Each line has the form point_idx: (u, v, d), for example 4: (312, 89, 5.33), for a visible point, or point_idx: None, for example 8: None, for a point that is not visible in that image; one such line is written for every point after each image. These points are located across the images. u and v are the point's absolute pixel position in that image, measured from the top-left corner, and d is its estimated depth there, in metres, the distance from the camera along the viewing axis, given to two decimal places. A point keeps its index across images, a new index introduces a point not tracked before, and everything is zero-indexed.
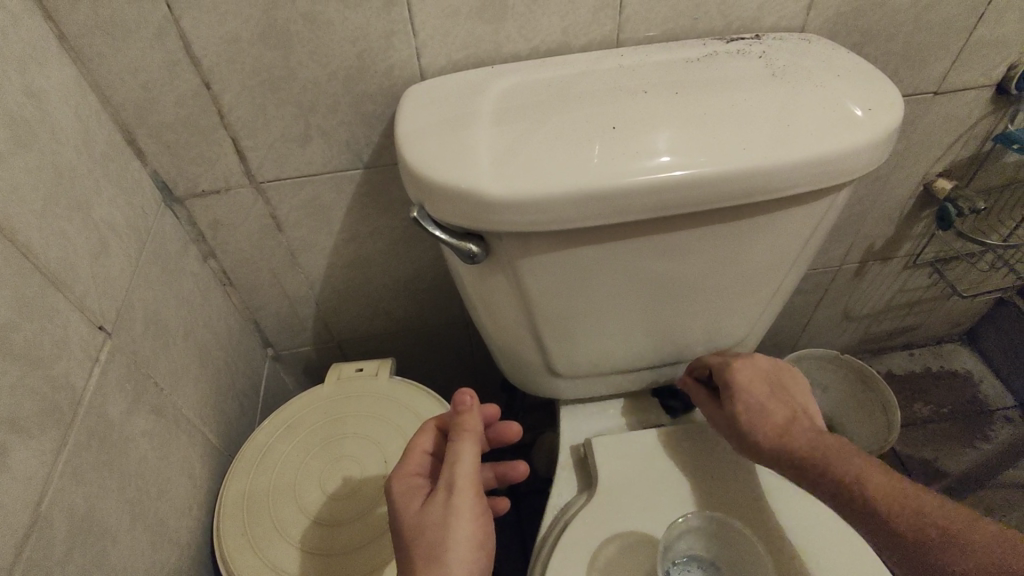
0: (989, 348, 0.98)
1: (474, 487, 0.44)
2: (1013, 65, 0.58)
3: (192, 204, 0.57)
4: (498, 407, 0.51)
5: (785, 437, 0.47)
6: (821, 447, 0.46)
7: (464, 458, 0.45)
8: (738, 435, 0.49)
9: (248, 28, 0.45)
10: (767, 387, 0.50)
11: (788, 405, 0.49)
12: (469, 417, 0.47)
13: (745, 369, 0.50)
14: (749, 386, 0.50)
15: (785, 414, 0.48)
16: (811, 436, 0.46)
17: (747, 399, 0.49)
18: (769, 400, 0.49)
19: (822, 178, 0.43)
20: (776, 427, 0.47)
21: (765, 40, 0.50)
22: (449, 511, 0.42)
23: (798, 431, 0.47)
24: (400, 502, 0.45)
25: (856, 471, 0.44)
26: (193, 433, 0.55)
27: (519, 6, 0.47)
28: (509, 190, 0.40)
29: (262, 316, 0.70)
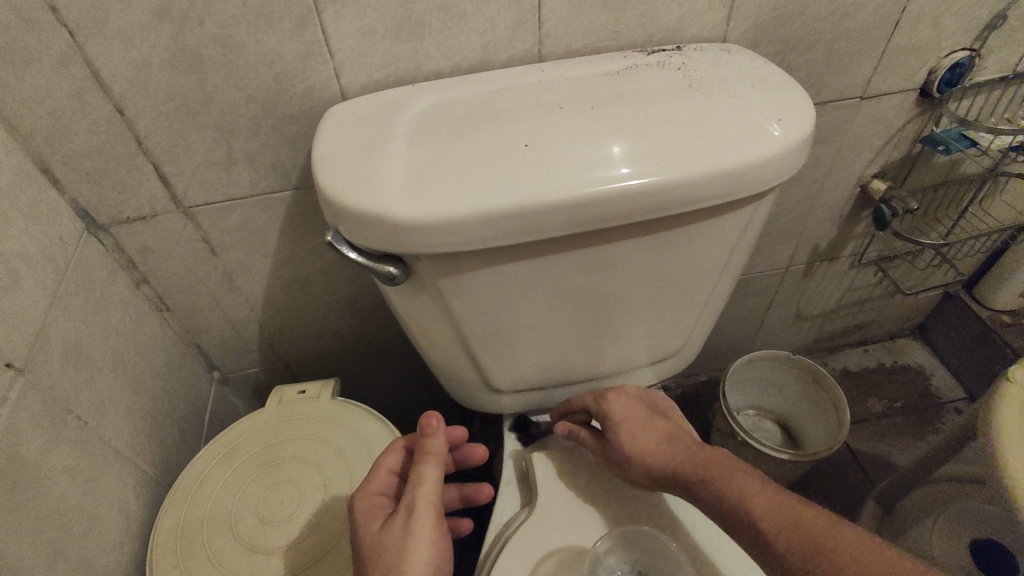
0: (939, 341, 1.00)
1: (435, 510, 0.44)
2: (933, 69, 0.59)
3: (118, 230, 0.56)
4: (464, 429, 0.53)
5: (667, 457, 0.48)
6: (704, 462, 0.47)
7: (426, 482, 0.45)
8: (626, 468, 0.49)
9: (157, 54, 0.44)
10: (641, 417, 0.50)
11: (662, 425, 0.50)
12: (434, 441, 0.47)
13: (616, 399, 0.51)
14: (625, 414, 0.50)
15: (659, 437, 0.49)
16: (691, 453, 0.47)
17: (623, 427, 0.49)
18: (646, 427, 0.49)
19: (737, 188, 0.43)
20: (656, 449, 0.48)
21: (685, 51, 0.51)
22: (408, 533, 0.42)
23: (679, 449, 0.48)
24: (361, 521, 0.45)
25: (755, 501, 0.44)
26: (124, 465, 0.54)
27: (436, 24, 0.47)
28: (419, 213, 0.39)
29: (203, 341, 0.69)
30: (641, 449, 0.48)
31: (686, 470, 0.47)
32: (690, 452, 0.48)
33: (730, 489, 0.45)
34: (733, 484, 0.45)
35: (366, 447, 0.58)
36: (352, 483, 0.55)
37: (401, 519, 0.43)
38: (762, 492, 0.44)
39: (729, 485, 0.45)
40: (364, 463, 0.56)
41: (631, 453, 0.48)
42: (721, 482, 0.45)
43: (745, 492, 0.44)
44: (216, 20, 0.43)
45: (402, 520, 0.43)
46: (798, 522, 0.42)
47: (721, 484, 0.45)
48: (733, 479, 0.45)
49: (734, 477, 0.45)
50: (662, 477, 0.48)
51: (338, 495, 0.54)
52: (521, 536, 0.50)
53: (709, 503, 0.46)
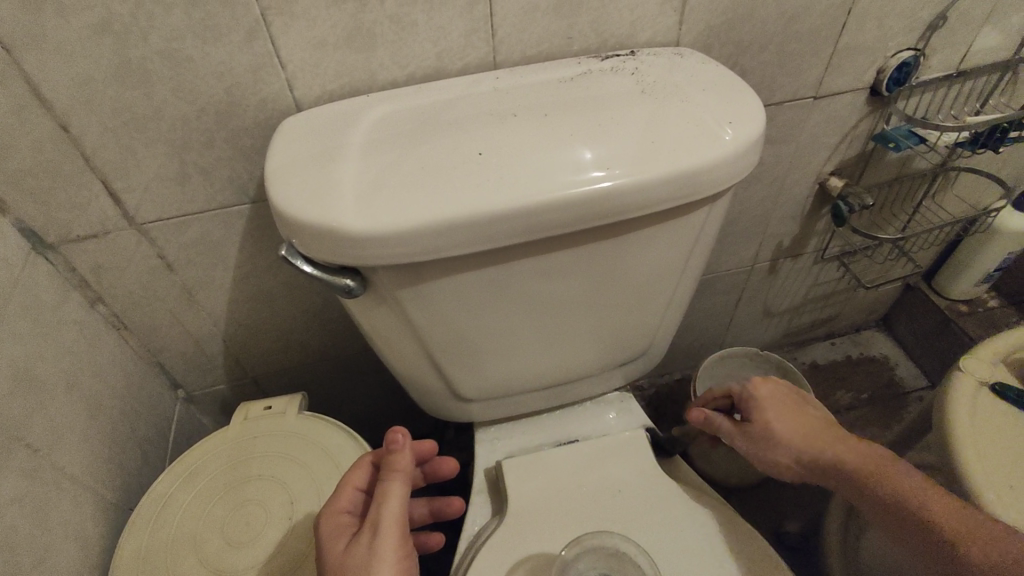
0: (902, 332, 1.02)
1: (399, 529, 0.43)
2: (881, 69, 0.61)
3: (70, 249, 0.54)
4: (434, 443, 0.52)
5: (813, 443, 0.49)
6: (855, 451, 0.48)
7: (392, 500, 0.44)
8: (766, 449, 0.50)
9: (99, 68, 0.43)
10: (790, 407, 0.52)
11: (809, 414, 0.51)
12: (400, 458, 0.45)
13: (762, 386, 0.53)
14: (769, 399, 0.52)
15: (809, 424, 0.50)
16: (841, 443, 0.48)
17: (768, 411, 0.51)
18: (796, 413, 0.51)
19: (691, 191, 0.43)
20: (800, 434, 0.50)
21: (639, 56, 0.51)
22: (372, 553, 0.41)
23: (827, 437, 0.49)
24: (326, 541, 0.44)
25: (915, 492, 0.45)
26: (80, 492, 0.52)
27: (387, 33, 0.47)
28: (371, 225, 0.39)
29: (166, 359, 0.67)
30: (793, 432, 0.50)
31: (834, 455, 0.48)
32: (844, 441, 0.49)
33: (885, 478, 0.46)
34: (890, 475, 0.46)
35: (333, 463, 0.57)
36: (319, 502, 0.54)
37: (365, 539, 0.42)
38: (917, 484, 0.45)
39: (885, 474, 0.46)
40: (331, 479, 0.56)
41: (774, 435, 0.50)
42: (872, 468, 0.46)
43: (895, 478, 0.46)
44: (160, 34, 0.43)
45: (366, 540, 0.42)
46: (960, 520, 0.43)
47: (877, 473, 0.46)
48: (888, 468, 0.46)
49: (889, 468, 0.46)
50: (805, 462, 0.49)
51: (304, 513, 0.53)
52: (489, 548, 0.51)
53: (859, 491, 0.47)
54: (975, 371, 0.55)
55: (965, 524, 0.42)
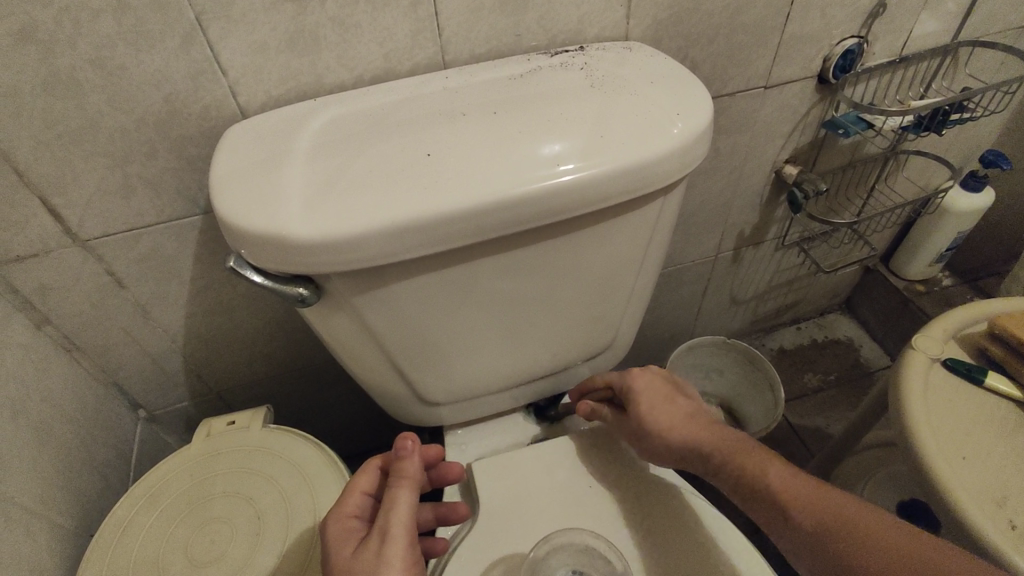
0: (864, 313, 1.05)
1: (409, 535, 0.42)
2: (827, 57, 0.62)
3: (9, 270, 0.52)
4: (441, 449, 0.52)
5: (686, 433, 0.49)
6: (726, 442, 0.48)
7: (401, 507, 0.43)
8: (646, 441, 0.51)
9: (27, 79, 0.41)
10: (664, 394, 0.52)
11: (686, 403, 0.52)
12: (407, 464, 0.45)
13: (642, 375, 0.54)
14: (646, 389, 0.53)
15: (681, 412, 0.51)
16: (709, 431, 0.49)
17: (643, 402, 0.52)
18: (668, 403, 0.51)
19: (641, 184, 0.43)
20: (670, 424, 0.50)
21: (587, 51, 0.51)
22: (380, 559, 0.40)
23: (701, 426, 0.50)
24: (332, 545, 0.42)
25: (783, 482, 0.44)
26: (31, 523, 0.50)
27: (331, 36, 0.46)
28: (319, 231, 0.38)
29: (123, 378, 0.65)
30: (660, 421, 0.50)
31: (705, 445, 0.48)
32: (709, 430, 0.49)
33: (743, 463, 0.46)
34: (760, 468, 0.45)
35: (299, 474, 0.56)
36: (287, 515, 0.53)
37: (374, 544, 0.41)
38: (786, 474, 0.44)
39: (753, 465, 0.45)
40: (299, 490, 0.55)
41: (645, 423, 0.51)
42: (738, 462, 0.46)
43: (762, 466, 0.45)
44: (89, 41, 0.41)
45: (375, 545, 0.41)
46: (808, 493, 0.43)
47: (744, 465, 0.46)
48: (753, 457, 0.46)
49: (756, 458, 0.46)
50: (678, 453, 0.49)
51: (273, 527, 0.52)
52: (464, 554, 0.50)
53: (731, 486, 0.46)
54: (927, 350, 0.56)
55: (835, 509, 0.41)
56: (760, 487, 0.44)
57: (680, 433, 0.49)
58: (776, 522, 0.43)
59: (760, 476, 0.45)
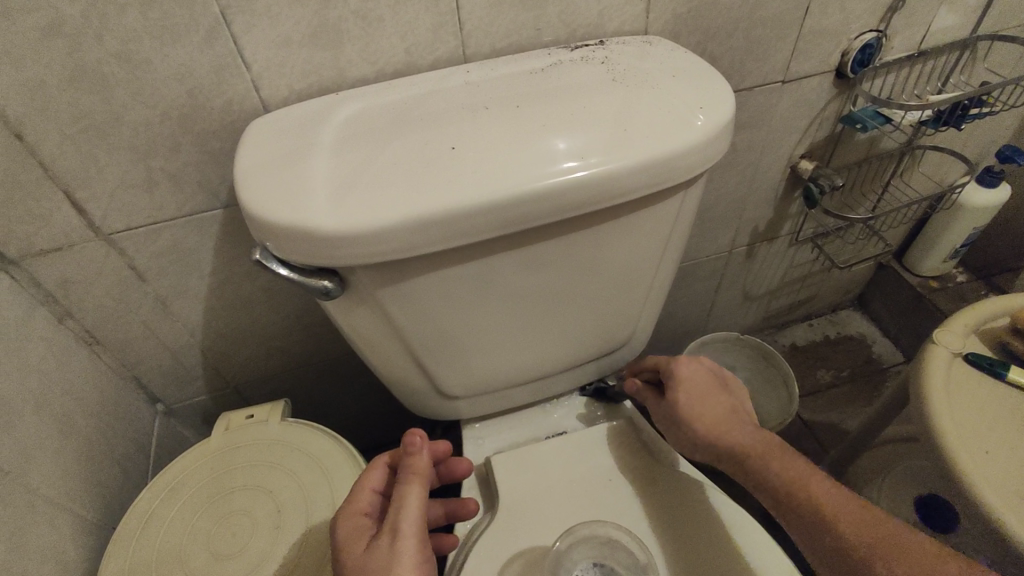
0: (877, 310, 1.05)
1: (419, 531, 0.42)
2: (845, 52, 0.62)
3: (33, 264, 0.52)
4: (449, 443, 0.51)
5: (724, 430, 0.48)
6: (769, 447, 0.47)
7: (410, 501, 0.43)
8: (679, 428, 0.50)
9: (53, 73, 0.42)
10: (707, 385, 0.51)
11: (728, 399, 0.51)
12: (416, 460, 0.45)
13: (689, 363, 0.52)
14: (692, 379, 0.51)
15: (721, 406, 0.50)
16: (747, 430, 0.48)
17: (685, 389, 0.50)
18: (709, 394, 0.50)
19: (665, 178, 0.43)
20: (708, 417, 0.49)
21: (608, 45, 0.51)
22: (391, 556, 0.40)
23: (741, 425, 0.49)
24: (343, 542, 0.42)
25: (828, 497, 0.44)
26: (55, 514, 0.50)
27: (354, 30, 0.46)
28: (347, 224, 0.38)
29: (142, 372, 0.66)
30: (698, 412, 0.49)
31: (742, 447, 0.47)
32: (747, 430, 0.48)
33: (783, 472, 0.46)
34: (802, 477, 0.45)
35: (319, 467, 0.56)
36: (307, 508, 0.53)
37: (385, 542, 0.41)
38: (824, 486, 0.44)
39: (794, 473, 0.45)
40: (319, 483, 0.55)
41: (682, 412, 0.50)
42: (778, 470, 0.46)
43: (806, 480, 0.45)
44: (115, 35, 0.41)
45: (386, 542, 0.41)
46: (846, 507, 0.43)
47: (780, 470, 0.46)
48: (797, 468, 0.46)
49: (796, 466, 0.46)
50: (711, 448, 0.48)
51: (294, 519, 0.53)
52: (485, 547, 0.50)
53: (763, 488, 0.46)
54: (948, 343, 0.56)
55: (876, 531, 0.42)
56: (806, 500, 0.44)
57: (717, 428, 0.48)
58: (813, 534, 0.43)
59: (806, 490, 0.44)
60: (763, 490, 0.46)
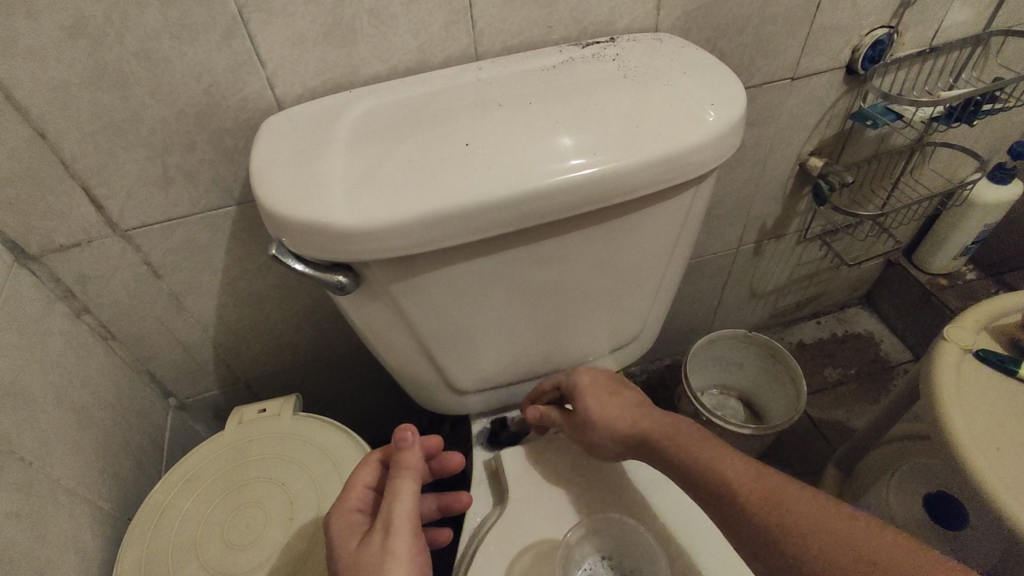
0: (885, 307, 1.05)
1: (412, 526, 0.42)
2: (856, 48, 0.62)
3: (52, 259, 0.53)
4: (441, 438, 0.51)
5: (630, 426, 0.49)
6: (668, 426, 0.48)
7: (403, 496, 0.43)
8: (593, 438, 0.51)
9: (75, 72, 0.42)
10: (605, 389, 0.52)
11: (626, 395, 0.52)
12: (409, 455, 0.45)
13: (582, 373, 0.54)
14: (590, 386, 0.52)
15: (622, 405, 0.51)
16: (652, 419, 0.49)
17: (586, 401, 0.51)
18: (608, 396, 0.52)
19: (675, 175, 0.44)
20: (613, 418, 0.50)
21: (619, 43, 0.52)
22: (385, 551, 0.40)
23: (644, 415, 0.50)
24: (337, 539, 0.43)
25: (742, 472, 0.43)
26: (74, 505, 0.51)
27: (367, 28, 0.46)
28: (361, 220, 0.39)
29: (156, 366, 0.66)
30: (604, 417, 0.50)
31: (651, 435, 0.48)
32: (652, 420, 0.49)
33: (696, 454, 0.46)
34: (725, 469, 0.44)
35: (330, 461, 0.57)
36: (320, 500, 0.54)
37: (378, 536, 0.42)
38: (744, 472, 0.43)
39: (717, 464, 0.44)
40: (331, 477, 0.56)
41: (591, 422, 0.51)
42: (690, 450, 0.46)
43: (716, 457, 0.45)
44: (135, 34, 0.42)
45: (380, 537, 0.41)
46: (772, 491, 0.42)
47: (686, 452, 0.46)
48: (698, 441, 0.47)
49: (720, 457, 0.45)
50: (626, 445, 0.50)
51: (307, 511, 0.53)
52: (497, 536, 0.51)
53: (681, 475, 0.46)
54: (959, 340, 0.56)
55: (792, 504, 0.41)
56: (718, 479, 0.43)
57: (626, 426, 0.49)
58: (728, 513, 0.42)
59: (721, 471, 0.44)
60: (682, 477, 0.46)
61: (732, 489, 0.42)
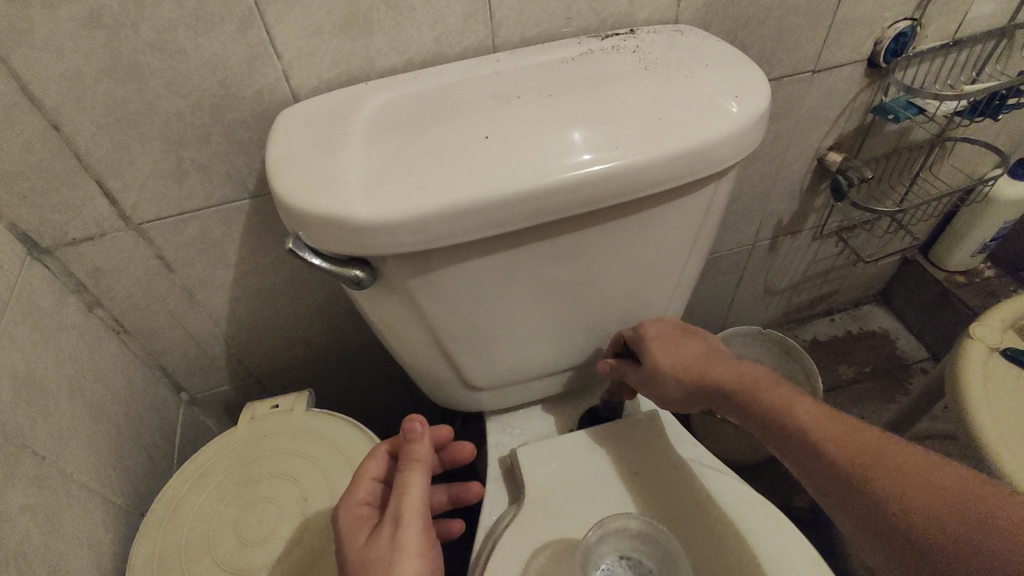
0: (901, 305, 1.03)
1: (422, 519, 0.42)
2: (878, 41, 0.61)
3: (65, 253, 0.52)
4: (450, 428, 0.50)
5: (704, 375, 0.48)
6: (748, 377, 0.47)
7: (412, 490, 0.43)
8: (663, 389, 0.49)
9: (89, 63, 0.42)
10: (678, 340, 0.50)
11: (699, 345, 0.50)
12: (418, 447, 0.45)
13: (651, 323, 0.51)
14: (660, 337, 0.50)
15: (695, 355, 0.49)
16: (728, 368, 0.48)
17: (658, 352, 0.49)
18: (680, 346, 0.50)
19: (698, 168, 0.43)
20: (685, 368, 0.49)
21: (639, 34, 0.51)
22: (394, 545, 0.40)
23: (719, 365, 0.48)
24: (346, 533, 0.42)
25: (826, 429, 0.41)
26: (88, 499, 0.51)
27: (385, 19, 0.46)
28: (379, 213, 0.38)
29: (168, 361, 0.66)
30: (677, 368, 0.49)
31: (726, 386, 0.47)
32: (728, 369, 0.48)
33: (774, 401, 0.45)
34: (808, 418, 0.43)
35: (344, 457, 0.56)
36: (334, 497, 0.54)
37: (387, 530, 0.41)
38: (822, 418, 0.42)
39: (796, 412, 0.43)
40: (345, 473, 0.55)
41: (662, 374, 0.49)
42: (769, 399, 0.45)
43: (794, 406, 0.44)
44: (151, 25, 0.41)
45: (389, 531, 0.41)
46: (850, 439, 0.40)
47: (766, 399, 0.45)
48: (777, 392, 0.45)
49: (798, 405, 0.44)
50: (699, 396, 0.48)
51: (321, 507, 0.53)
52: (513, 534, 0.51)
53: (763, 423, 0.45)
54: (984, 338, 0.56)
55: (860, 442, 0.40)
56: (797, 433, 0.42)
57: (700, 375, 0.48)
58: (814, 472, 0.41)
59: (802, 425, 0.43)
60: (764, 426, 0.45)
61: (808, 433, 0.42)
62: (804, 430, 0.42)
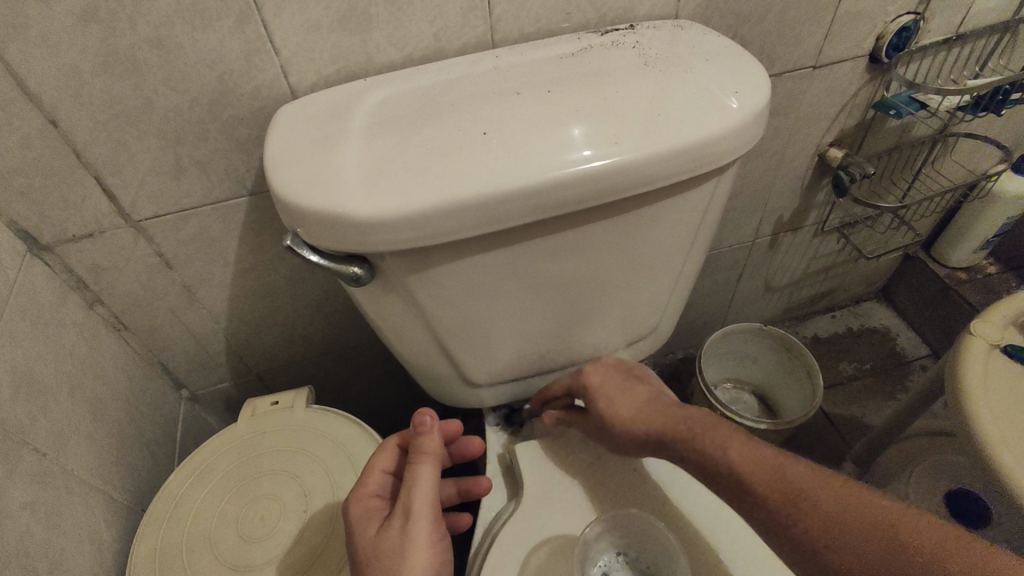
0: (902, 301, 1.03)
1: (433, 514, 0.42)
2: (881, 36, 0.60)
3: (65, 250, 0.53)
4: (460, 423, 0.50)
5: (647, 420, 0.49)
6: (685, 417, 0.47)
7: (422, 483, 0.43)
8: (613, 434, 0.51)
9: (86, 58, 0.42)
10: (619, 386, 0.52)
11: (640, 392, 0.52)
12: (428, 441, 0.45)
13: (594, 370, 0.54)
14: (603, 384, 0.53)
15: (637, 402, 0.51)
16: (669, 412, 0.48)
17: (603, 400, 0.52)
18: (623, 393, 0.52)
19: (698, 164, 0.43)
20: (630, 415, 0.50)
21: (639, 30, 0.50)
22: (405, 538, 0.40)
23: (659, 409, 0.49)
24: (356, 524, 0.42)
25: (763, 472, 0.41)
26: (88, 495, 0.51)
27: (382, 14, 0.46)
28: (376, 210, 0.38)
29: (168, 358, 0.66)
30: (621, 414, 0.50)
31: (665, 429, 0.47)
32: (668, 413, 0.48)
33: (711, 444, 0.44)
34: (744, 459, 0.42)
35: (345, 454, 0.56)
36: (335, 494, 0.54)
37: (398, 524, 0.41)
38: (755, 458, 0.42)
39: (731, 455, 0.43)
40: (345, 470, 0.55)
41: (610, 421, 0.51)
42: (707, 441, 0.45)
43: (726, 447, 0.43)
44: (149, 21, 0.41)
45: (399, 524, 0.41)
46: (785, 480, 0.40)
47: (702, 443, 0.45)
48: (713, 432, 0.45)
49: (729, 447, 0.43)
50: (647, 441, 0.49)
51: (322, 504, 0.53)
52: (513, 531, 0.51)
53: (704, 467, 0.44)
54: (987, 335, 0.56)
55: (796, 485, 0.40)
56: (730, 477, 0.42)
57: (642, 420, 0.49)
58: (757, 519, 0.41)
59: (732, 464, 0.42)
60: (706, 472, 0.44)
61: (747, 479, 0.41)
62: (742, 473, 0.42)
